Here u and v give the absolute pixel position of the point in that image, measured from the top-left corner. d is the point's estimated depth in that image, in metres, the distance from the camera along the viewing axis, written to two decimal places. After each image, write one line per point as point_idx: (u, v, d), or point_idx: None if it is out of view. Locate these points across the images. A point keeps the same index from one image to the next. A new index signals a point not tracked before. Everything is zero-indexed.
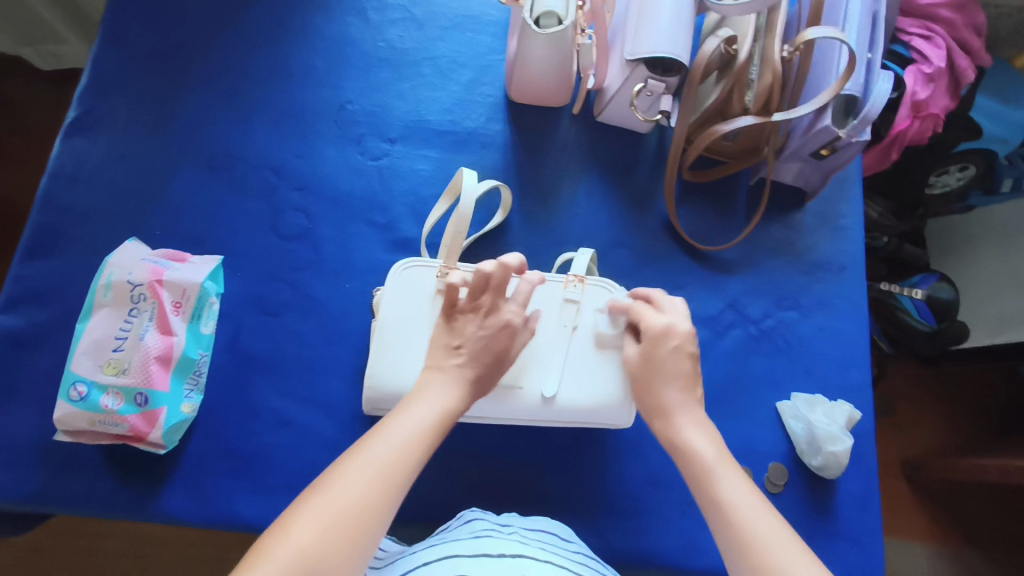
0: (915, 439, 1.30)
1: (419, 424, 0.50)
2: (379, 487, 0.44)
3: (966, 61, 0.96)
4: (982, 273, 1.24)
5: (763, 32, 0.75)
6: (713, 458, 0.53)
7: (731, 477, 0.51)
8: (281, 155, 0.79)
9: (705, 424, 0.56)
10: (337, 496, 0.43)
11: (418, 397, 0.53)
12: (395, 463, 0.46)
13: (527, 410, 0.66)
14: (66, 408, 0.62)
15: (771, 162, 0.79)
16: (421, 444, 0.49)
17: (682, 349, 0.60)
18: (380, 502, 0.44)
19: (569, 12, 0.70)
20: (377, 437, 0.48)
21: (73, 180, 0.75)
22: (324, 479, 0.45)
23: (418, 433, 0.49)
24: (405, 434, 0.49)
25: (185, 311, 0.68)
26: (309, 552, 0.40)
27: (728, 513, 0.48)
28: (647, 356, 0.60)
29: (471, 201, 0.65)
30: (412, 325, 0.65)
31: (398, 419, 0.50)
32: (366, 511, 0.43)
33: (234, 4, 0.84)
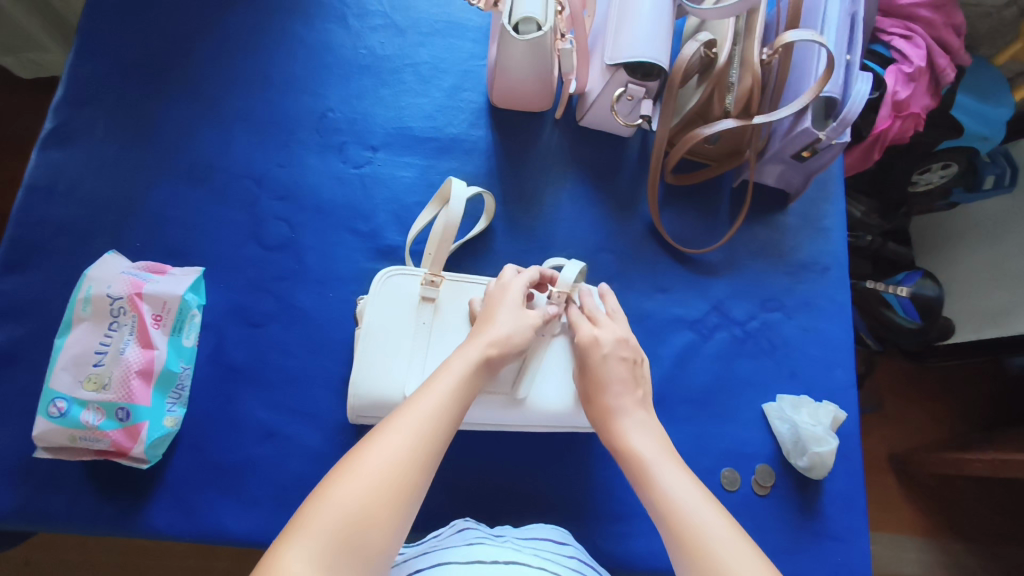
0: (904, 435, 1.31)
1: (449, 393, 0.51)
2: (414, 454, 0.45)
3: (946, 60, 0.97)
4: (963, 269, 1.25)
5: (742, 36, 0.74)
6: (643, 445, 0.55)
7: (670, 469, 0.52)
8: (263, 164, 0.78)
9: (649, 426, 0.57)
10: (376, 460, 0.44)
11: (448, 368, 0.54)
12: (427, 432, 0.47)
13: (501, 413, 0.66)
14: (44, 426, 0.61)
15: (753, 164, 0.79)
16: (448, 413, 0.50)
17: (615, 356, 0.62)
18: (420, 466, 0.45)
19: (548, 17, 0.69)
20: (412, 406, 0.49)
21: (51, 193, 0.74)
22: (363, 445, 0.45)
23: (449, 401, 0.51)
24: (435, 404, 0.50)
25: (166, 324, 0.67)
26: (355, 515, 0.40)
27: (672, 504, 0.49)
28: (585, 367, 0.62)
29: (457, 210, 0.64)
30: (396, 332, 0.66)
31: (431, 388, 0.51)
32: (407, 473, 0.44)
33: (213, 13, 0.84)
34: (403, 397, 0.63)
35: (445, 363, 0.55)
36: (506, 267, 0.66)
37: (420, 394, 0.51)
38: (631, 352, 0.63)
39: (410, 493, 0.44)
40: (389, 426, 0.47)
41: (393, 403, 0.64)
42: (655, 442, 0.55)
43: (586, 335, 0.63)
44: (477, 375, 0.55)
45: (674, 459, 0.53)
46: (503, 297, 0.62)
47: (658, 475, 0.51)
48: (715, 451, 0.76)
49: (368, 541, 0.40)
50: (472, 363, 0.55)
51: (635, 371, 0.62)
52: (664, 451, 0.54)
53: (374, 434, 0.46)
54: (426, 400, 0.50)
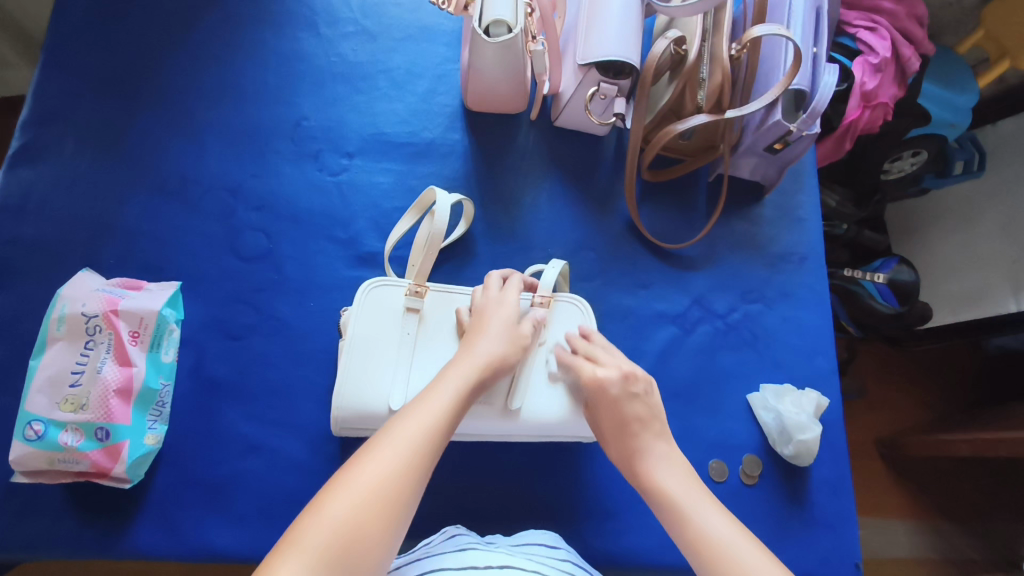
0: (887, 419, 1.33)
1: (441, 407, 0.51)
2: (408, 465, 0.46)
3: (910, 50, 0.99)
4: (937, 253, 1.28)
5: (711, 32, 0.76)
6: (681, 492, 0.53)
7: (709, 508, 0.51)
8: (237, 176, 0.78)
9: (674, 459, 0.56)
10: (368, 476, 0.44)
11: (438, 384, 0.54)
12: (421, 443, 0.48)
13: (495, 424, 0.66)
14: (20, 449, 0.60)
15: (727, 158, 0.80)
16: (441, 425, 0.50)
17: (626, 393, 0.60)
18: (412, 480, 0.45)
19: (518, 19, 0.70)
20: (402, 419, 0.49)
21: (20, 213, 0.73)
22: (353, 459, 0.46)
23: (441, 416, 0.51)
24: (426, 418, 0.50)
25: (143, 340, 0.66)
26: (345, 528, 0.41)
27: (707, 545, 0.48)
28: (602, 412, 0.61)
29: (444, 213, 0.66)
30: (381, 343, 0.65)
31: (425, 400, 0.52)
32: (396, 487, 0.44)
33: (181, 24, 0.83)
34: (388, 408, 0.63)
35: (437, 378, 0.55)
36: (490, 277, 0.67)
37: (413, 406, 0.51)
38: (642, 385, 0.61)
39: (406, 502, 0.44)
40: (382, 437, 0.47)
41: (378, 413, 0.63)
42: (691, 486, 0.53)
43: (594, 378, 0.62)
44: (470, 390, 0.55)
45: (707, 496, 0.53)
46: (490, 305, 0.64)
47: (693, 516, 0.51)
48: (702, 443, 0.77)
49: (362, 552, 0.40)
50: (467, 378, 0.55)
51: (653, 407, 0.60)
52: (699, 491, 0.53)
53: (367, 448, 0.47)
54: (421, 412, 0.50)
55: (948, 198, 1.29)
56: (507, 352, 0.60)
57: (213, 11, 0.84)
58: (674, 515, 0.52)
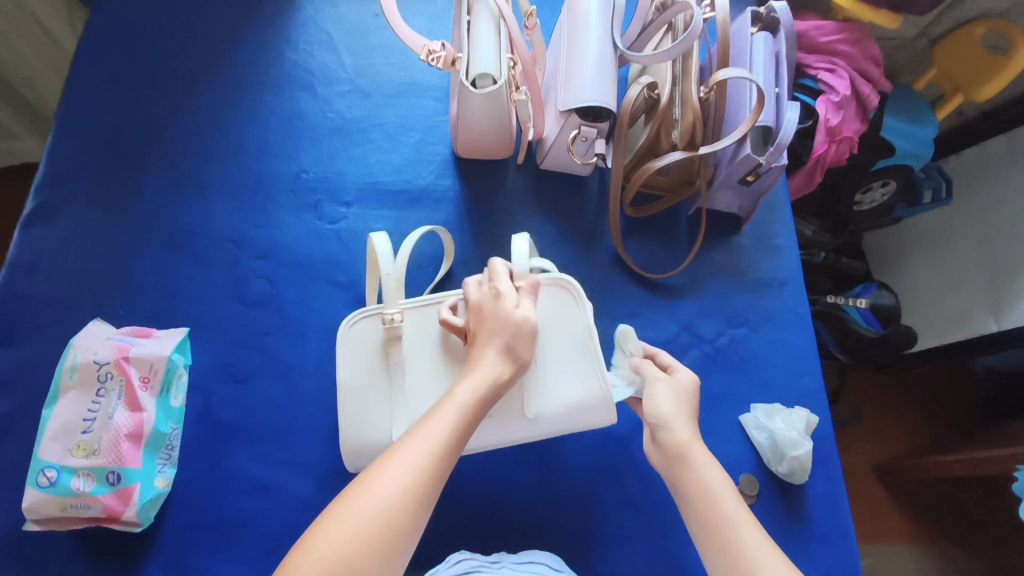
0: (884, 444, 1.35)
1: (450, 426, 0.52)
2: (411, 495, 0.46)
3: (869, 88, 1.06)
4: (915, 278, 1.34)
5: (680, 77, 0.81)
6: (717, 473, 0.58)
7: (717, 472, 0.58)
8: (241, 227, 0.82)
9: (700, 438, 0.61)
10: (372, 501, 0.45)
11: (450, 399, 0.54)
12: (426, 471, 0.48)
13: (517, 430, 0.65)
14: (34, 497, 0.61)
15: (704, 192, 0.85)
16: (448, 445, 0.51)
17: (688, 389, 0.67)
18: (416, 503, 0.46)
19: (502, 71, 0.76)
20: (414, 439, 0.50)
21: (33, 270, 0.76)
22: (364, 478, 0.47)
23: (449, 436, 0.51)
24: (436, 439, 0.50)
25: (153, 385, 0.68)
26: (346, 556, 0.42)
27: (726, 526, 0.53)
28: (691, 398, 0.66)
29: (390, 255, 0.66)
30: (374, 384, 0.66)
31: (430, 422, 0.52)
32: (399, 512, 0.45)
33: (186, 89, 0.88)
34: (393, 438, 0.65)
35: (451, 392, 0.55)
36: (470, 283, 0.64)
37: (418, 429, 0.51)
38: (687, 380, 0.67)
39: (409, 529, 0.45)
40: (389, 461, 0.48)
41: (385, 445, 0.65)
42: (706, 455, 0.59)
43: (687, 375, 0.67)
44: (484, 404, 0.55)
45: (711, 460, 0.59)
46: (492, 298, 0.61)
47: (697, 469, 0.58)
48: None
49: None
50: (480, 393, 0.55)
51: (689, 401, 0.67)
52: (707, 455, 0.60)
53: (370, 471, 0.47)
54: (427, 434, 0.50)
55: (920, 225, 1.36)
56: (514, 359, 0.58)
57: (218, 76, 0.90)
58: (702, 489, 0.57)
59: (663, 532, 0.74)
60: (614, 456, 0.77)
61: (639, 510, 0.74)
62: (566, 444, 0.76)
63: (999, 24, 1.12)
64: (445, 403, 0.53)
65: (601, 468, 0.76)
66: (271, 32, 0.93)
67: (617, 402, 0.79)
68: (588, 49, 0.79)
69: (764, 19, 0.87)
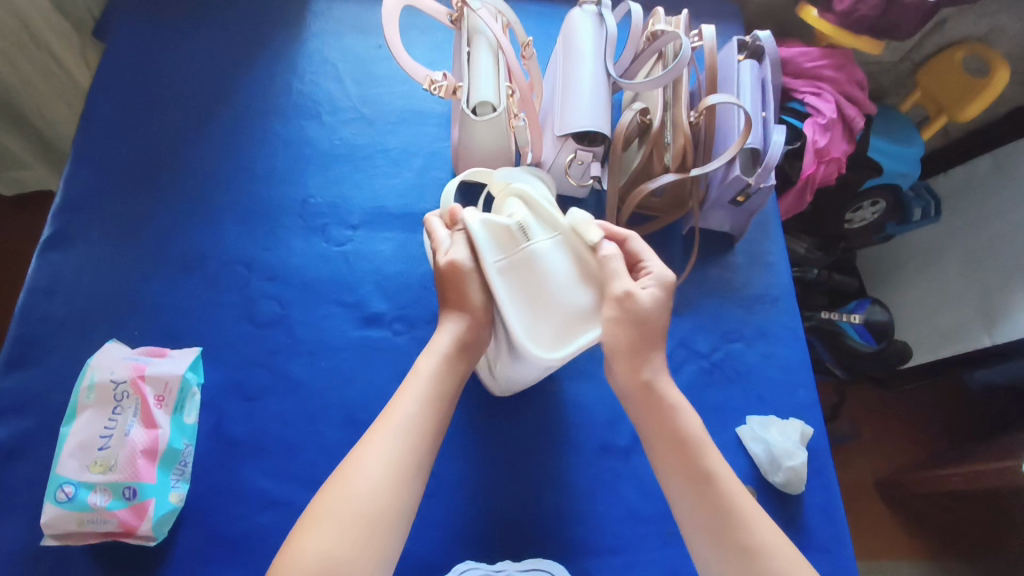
0: (882, 459, 1.37)
1: (417, 408, 0.58)
2: (391, 479, 0.53)
3: (854, 110, 1.10)
4: (908, 295, 1.37)
5: (670, 103, 0.85)
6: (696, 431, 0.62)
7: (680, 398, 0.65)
8: (251, 250, 0.85)
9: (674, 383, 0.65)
10: (351, 492, 0.52)
11: (413, 381, 0.60)
12: (401, 454, 0.55)
13: (521, 366, 0.69)
14: (53, 512, 0.64)
15: (696, 212, 0.89)
16: (417, 425, 0.57)
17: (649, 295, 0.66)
18: (393, 487, 0.53)
19: (501, 100, 0.80)
20: (386, 425, 0.57)
21: (50, 293, 0.79)
22: (346, 469, 0.54)
23: (417, 419, 0.57)
24: (403, 421, 0.57)
25: (168, 403, 0.71)
26: (336, 543, 0.49)
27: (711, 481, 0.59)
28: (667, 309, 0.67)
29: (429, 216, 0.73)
30: None
31: (400, 404, 0.58)
32: (377, 499, 0.52)
33: (198, 119, 0.92)
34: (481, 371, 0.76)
35: (414, 371, 0.62)
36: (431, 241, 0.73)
37: (390, 413, 0.57)
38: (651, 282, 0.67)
39: (399, 508, 0.53)
40: (365, 452, 0.55)
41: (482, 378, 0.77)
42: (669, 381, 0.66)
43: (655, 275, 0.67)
44: (447, 373, 0.62)
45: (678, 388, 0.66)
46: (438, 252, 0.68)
47: (662, 390, 0.64)
48: None
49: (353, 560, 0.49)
50: (438, 366, 0.61)
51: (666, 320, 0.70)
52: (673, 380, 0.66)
53: (350, 462, 0.54)
54: (398, 418, 0.57)
55: (911, 243, 1.39)
56: (453, 309, 0.65)
57: (229, 107, 0.94)
58: (686, 446, 0.61)
59: (663, 543, 0.76)
60: (615, 468, 0.79)
61: (640, 521, 0.76)
62: (568, 457, 0.79)
63: (978, 49, 1.17)
64: (413, 379, 0.60)
65: (602, 480, 0.78)
66: (280, 64, 0.98)
67: (617, 416, 0.81)
68: (583, 78, 0.83)
69: (749, 47, 0.92)
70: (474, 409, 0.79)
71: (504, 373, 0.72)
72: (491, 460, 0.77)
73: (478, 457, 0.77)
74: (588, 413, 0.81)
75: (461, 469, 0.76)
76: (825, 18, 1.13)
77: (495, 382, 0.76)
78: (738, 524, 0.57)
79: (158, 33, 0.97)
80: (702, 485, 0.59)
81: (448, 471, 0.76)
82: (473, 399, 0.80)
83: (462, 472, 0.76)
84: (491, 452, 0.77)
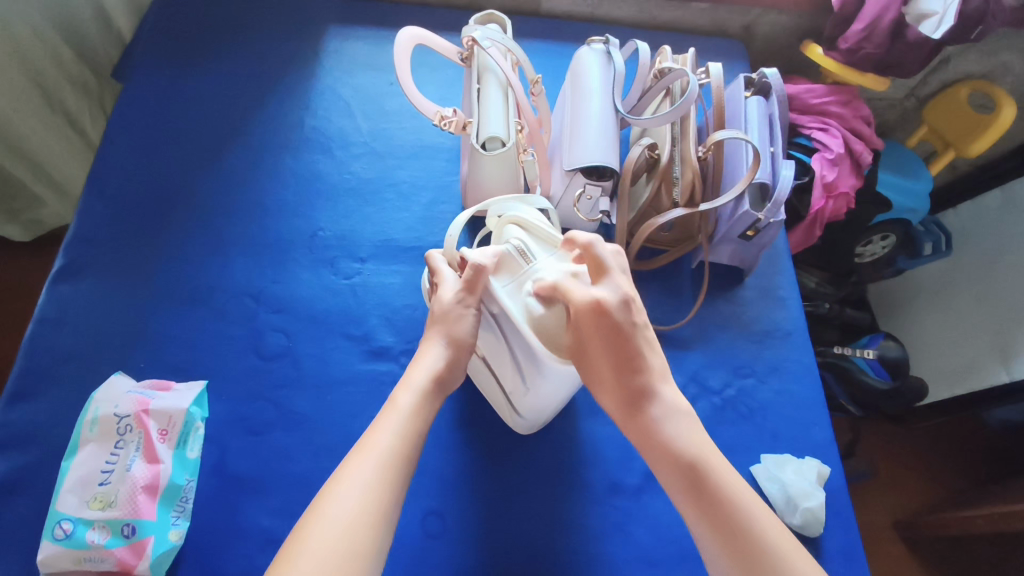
0: (902, 499, 1.33)
1: (396, 437, 0.57)
2: (368, 513, 0.52)
3: (861, 145, 1.10)
4: (923, 330, 1.35)
5: (679, 138, 0.86)
6: (700, 450, 0.59)
7: (690, 426, 0.61)
8: (260, 282, 0.85)
9: (688, 419, 0.61)
10: (321, 529, 0.50)
11: (388, 412, 0.60)
12: (376, 486, 0.54)
13: (547, 394, 0.69)
14: (50, 550, 0.63)
15: (705, 246, 0.89)
16: (396, 455, 0.56)
17: (609, 320, 0.61)
18: (369, 522, 0.52)
19: (511, 135, 0.82)
20: (360, 456, 0.56)
21: (58, 324, 0.79)
22: (318, 504, 0.52)
23: (395, 449, 0.57)
24: (381, 453, 0.56)
25: (171, 438, 0.70)
26: None
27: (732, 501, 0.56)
28: (599, 335, 0.62)
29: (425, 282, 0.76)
30: (483, 378, 0.77)
31: (376, 436, 0.57)
32: (354, 534, 0.51)
33: (212, 153, 0.94)
34: (512, 416, 0.76)
35: (392, 400, 0.61)
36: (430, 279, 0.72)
37: (365, 446, 0.57)
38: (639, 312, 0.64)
39: (377, 544, 0.52)
40: (340, 484, 0.53)
41: (514, 421, 0.77)
42: (674, 404, 0.62)
43: (577, 305, 0.62)
44: (425, 406, 0.61)
45: (688, 411, 0.62)
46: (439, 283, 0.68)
47: (659, 423, 0.61)
48: None
49: None
50: (417, 398, 0.61)
51: (653, 342, 0.64)
52: (682, 400, 0.62)
53: (322, 496, 0.53)
54: (373, 450, 0.56)
55: (923, 276, 1.39)
56: (454, 343, 0.65)
57: (241, 141, 0.95)
58: (694, 467, 0.58)
59: None
60: (626, 508, 0.76)
61: (651, 564, 0.73)
62: (577, 496, 0.76)
63: (982, 85, 1.18)
64: (390, 411, 0.60)
65: (612, 519, 0.75)
66: (294, 101, 1.00)
67: (627, 453, 0.79)
68: (591, 114, 0.84)
69: (756, 83, 0.93)
70: (481, 445, 0.78)
71: (526, 404, 0.72)
72: (497, 498, 0.75)
73: (484, 494, 0.75)
74: (597, 450, 0.79)
75: (466, 508, 0.74)
76: (830, 55, 1.14)
77: (521, 420, 0.75)
78: (746, 532, 0.55)
79: (176, 73, 0.99)
80: (716, 510, 0.56)
81: (454, 511, 0.74)
82: (480, 435, 0.79)
83: (468, 511, 0.74)
84: (498, 491, 0.76)
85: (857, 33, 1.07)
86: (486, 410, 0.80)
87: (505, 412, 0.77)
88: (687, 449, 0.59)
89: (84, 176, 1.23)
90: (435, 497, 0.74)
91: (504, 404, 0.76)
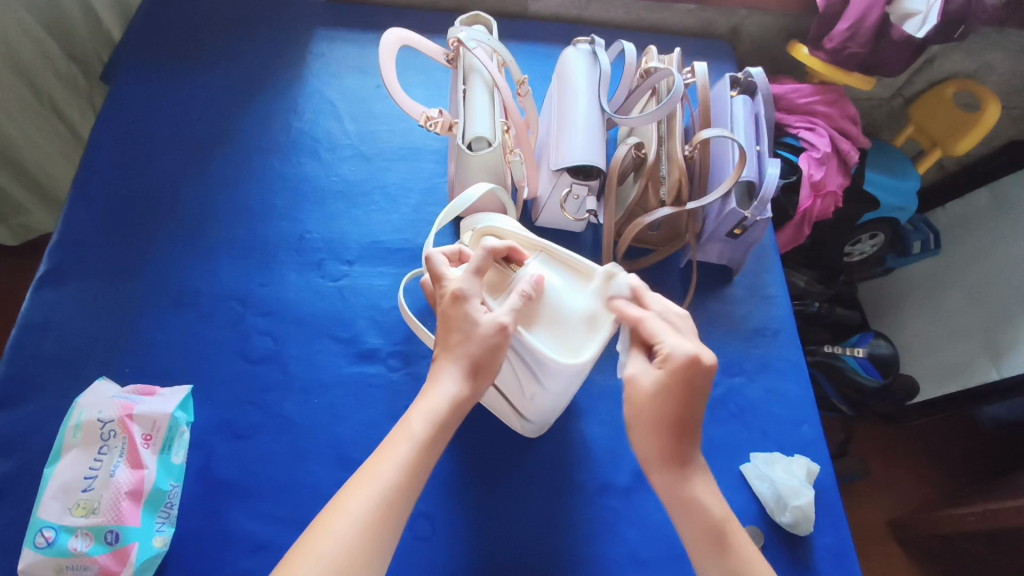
0: (892, 499, 1.33)
1: (398, 468, 0.55)
2: (361, 546, 0.51)
3: (848, 144, 1.11)
4: (913, 329, 1.35)
5: (665, 137, 0.86)
6: (726, 518, 0.60)
7: (714, 496, 0.61)
8: (246, 286, 0.84)
9: (712, 481, 0.62)
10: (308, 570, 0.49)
11: (393, 441, 0.58)
12: (371, 521, 0.52)
13: (550, 399, 0.69)
14: (30, 558, 0.62)
15: (692, 245, 0.89)
16: (397, 489, 0.54)
17: (700, 377, 0.59)
18: (360, 563, 0.50)
19: (496, 134, 0.81)
20: (361, 483, 0.54)
21: (42, 330, 0.78)
22: (307, 540, 0.51)
23: (398, 479, 0.55)
24: (384, 483, 0.54)
25: (155, 443, 0.70)
26: None
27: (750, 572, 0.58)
28: (689, 390, 0.59)
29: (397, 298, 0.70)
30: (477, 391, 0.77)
31: (380, 463, 0.56)
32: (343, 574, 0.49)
33: (199, 157, 0.93)
34: (521, 427, 0.77)
35: (404, 422, 0.59)
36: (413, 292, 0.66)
37: (368, 470, 0.55)
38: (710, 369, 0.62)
39: None
40: (336, 513, 0.52)
41: (518, 427, 0.77)
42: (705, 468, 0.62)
43: (669, 355, 0.59)
44: (436, 443, 0.58)
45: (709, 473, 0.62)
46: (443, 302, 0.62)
47: (692, 489, 0.60)
48: None
49: None
50: (433, 432, 0.58)
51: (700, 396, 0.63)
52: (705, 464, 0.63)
53: (309, 536, 0.51)
54: (375, 478, 0.54)
55: (912, 274, 1.39)
56: (479, 364, 0.60)
57: (228, 143, 0.95)
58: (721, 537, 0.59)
59: None
60: (616, 508, 0.76)
61: (642, 564, 0.73)
62: (568, 497, 0.76)
63: (966, 83, 1.19)
64: (401, 438, 0.57)
65: (602, 519, 0.75)
66: (281, 103, 0.99)
67: (617, 453, 0.79)
68: (577, 114, 0.84)
69: (742, 83, 0.93)
70: (469, 446, 0.77)
71: (533, 410, 0.72)
72: (487, 501, 0.75)
73: (474, 497, 0.75)
74: (588, 451, 0.79)
75: (455, 511, 0.73)
76: (816, 55, 1.15)
77: (529, 424, 0.75)
78: None
79: (162, 76, 0.99)
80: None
81: (445, 513, 0.73)
82: (470, 437, 0.78)
83: (457, 513, 0.73)
84: (487, 493, 0.75)
85: (841, 33, 1.08)
86: (474, 410, 0.80)
87: (512, 420, 0.77)
88: (719, 519, 0.59)
89: (71, 183, 1.22)
90: (425, 500, 0.73)
91: (506, 411, 0.76)
